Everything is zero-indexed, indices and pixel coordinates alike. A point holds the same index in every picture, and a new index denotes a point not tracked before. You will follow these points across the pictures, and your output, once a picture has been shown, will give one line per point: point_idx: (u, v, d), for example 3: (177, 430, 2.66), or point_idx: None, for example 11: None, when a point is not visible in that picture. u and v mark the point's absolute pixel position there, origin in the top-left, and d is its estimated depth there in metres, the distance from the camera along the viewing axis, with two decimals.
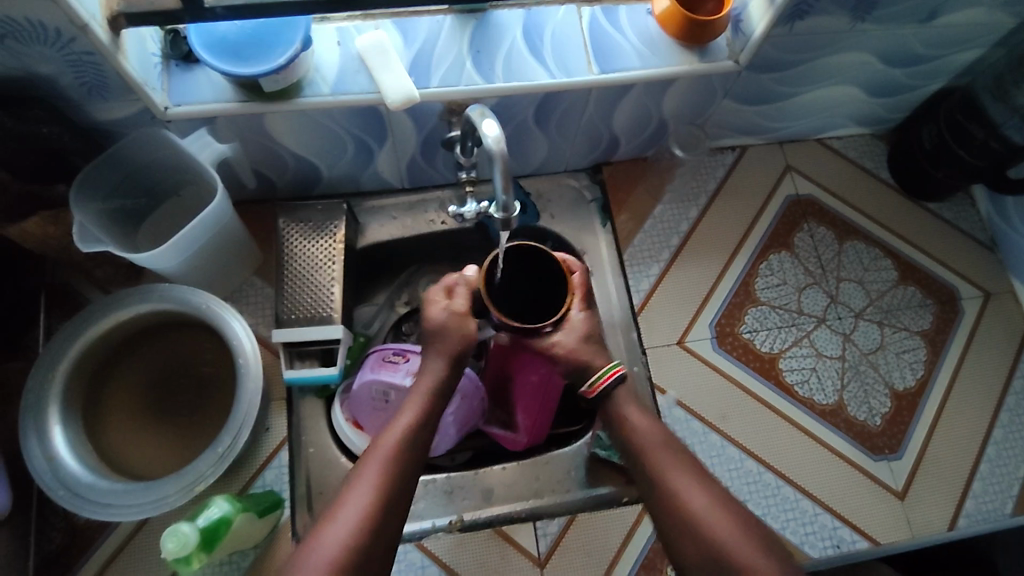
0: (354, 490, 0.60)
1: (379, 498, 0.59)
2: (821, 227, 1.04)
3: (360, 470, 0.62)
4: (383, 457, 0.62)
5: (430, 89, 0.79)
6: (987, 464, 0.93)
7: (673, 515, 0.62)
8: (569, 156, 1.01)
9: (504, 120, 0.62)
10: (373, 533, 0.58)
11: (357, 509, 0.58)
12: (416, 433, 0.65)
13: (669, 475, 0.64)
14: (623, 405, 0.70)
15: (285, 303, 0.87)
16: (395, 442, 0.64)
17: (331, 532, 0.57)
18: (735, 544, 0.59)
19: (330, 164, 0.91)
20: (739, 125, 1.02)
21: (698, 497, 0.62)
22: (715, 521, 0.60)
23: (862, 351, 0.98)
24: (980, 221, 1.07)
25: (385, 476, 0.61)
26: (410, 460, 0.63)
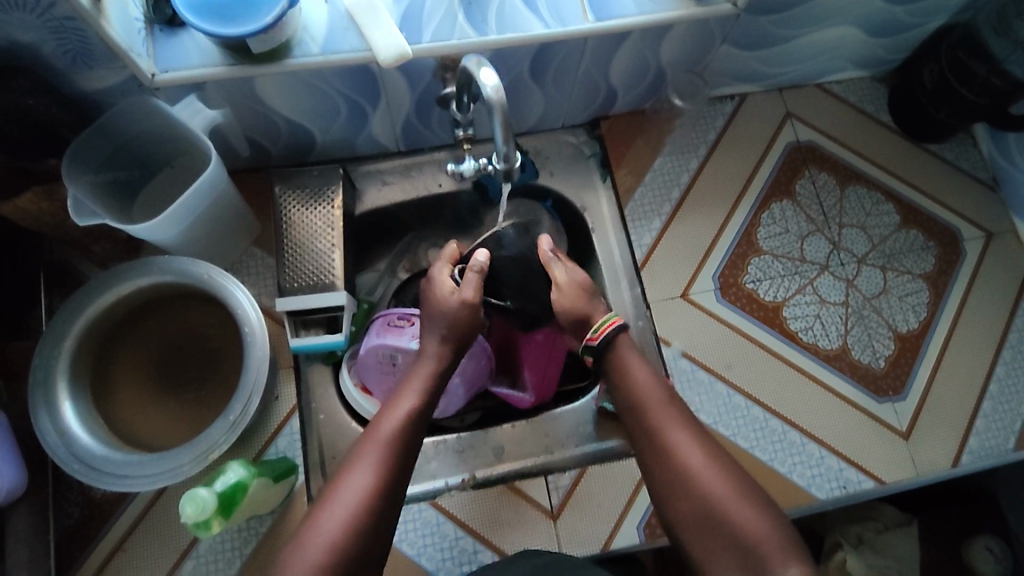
0: (353, 475, 0.62)
1: (376, 485, 0.62)
2: (822, 174, 1.03)
3: (358, 452, 0.64)
4: (382, 442, 0.65)
5: (422, 45, 0.77)
6: (990, 401, 0.95)
7: (671, 474, 0.66)
8: (566, 112, 1.00)
9: (502, 71, 0.60)
10: (374, 516, 0.60)
11: (355, 493, 0.61)
12: (415, 421, 0.68)
13: (672, 439, 0.68)
14: (627, 364, 0.75)
15: (287, 272, 0.87)
16: (394, 427, 0.66)
17: (331, 518, 0.59)
18: (734, 506, 0.62)
19: (323, 128, 0.90)
20: (739, 72, 1.00)
21: (699, 461, 0.65)
22: (713, 483, 0.64)
23: (865, 296, 0.98)
24: (982, 161, 1.06)
25: (384, 459, 0.63)
26: (408, 445, 0.66)
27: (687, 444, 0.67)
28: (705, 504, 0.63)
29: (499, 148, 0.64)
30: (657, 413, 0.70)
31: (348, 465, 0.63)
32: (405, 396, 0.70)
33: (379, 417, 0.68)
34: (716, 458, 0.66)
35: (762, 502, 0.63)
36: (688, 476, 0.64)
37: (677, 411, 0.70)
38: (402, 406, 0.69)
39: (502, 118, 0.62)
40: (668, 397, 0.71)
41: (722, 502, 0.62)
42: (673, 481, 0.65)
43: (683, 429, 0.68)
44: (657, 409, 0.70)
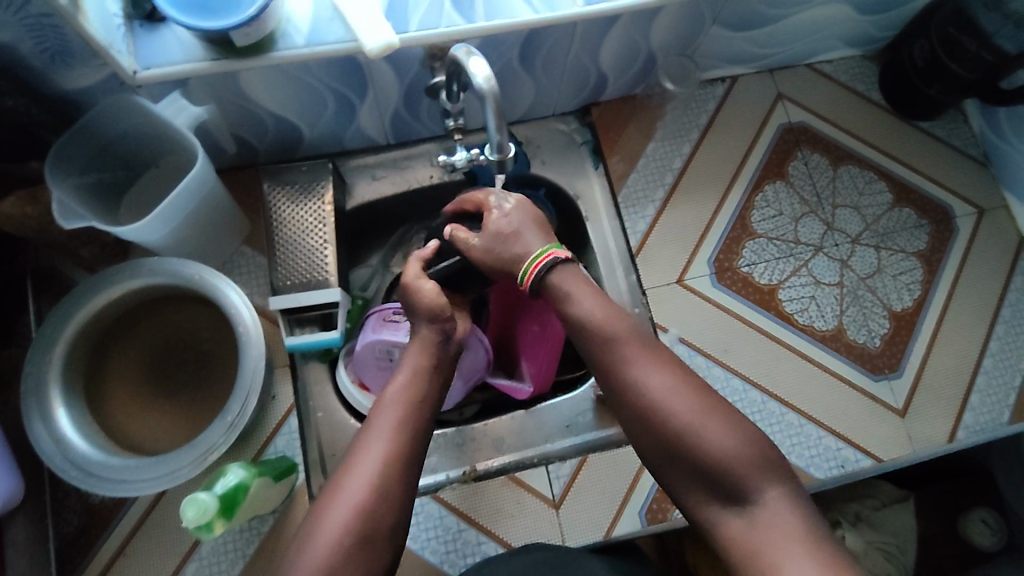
0: (353, 474, 0.60)
1: (377, 481, 0.60)
2: (814, 154, 1.03)
3: (369, 428, 0.64)
4: (392, 416, 0.65)
5: (409, 34, 0.75)
6: (984, 376, 0.95)
7: (633, 401, 0.63)
8: (557, 99, 0.98)
9: (493, 61, 0.59)
10: (393, 484, 0.61)
11: (372, 465, 0.61)
12: (412, 408, 0.66)
13: (626, 360, 0.64)
14: (573, 288, 0.70)
15: (279, 270, 0.86)
16: (402, 399, 0.66)
17: (334, 521, 0.58)
18: (696, 429, 0.60)
19: (311, 123, 0.88)
20: (729, 54, 0.99)
21: (659, 384, 0.62)
22: (673, 404, 0.61)
23: (860, 276, 0.99)
24: (973, 138, 1.06)
25: (397, 431, 0.64)
26: (419, 412, 0.66)
27: (643, 367, 0.64)
28: (669, 430, 0.61)
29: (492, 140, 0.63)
30: (611, 338, 0.66)
31: (348, 463, 0.62)
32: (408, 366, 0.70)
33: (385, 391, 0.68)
34: (674, 378, 0.63)
35: (730, 422, 0.61)
36: (650, 402, 0.62)
37: (631, 334, 0.66)
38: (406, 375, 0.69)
39: (494, 108, 0.60)
40: (619, 319, 0.67)
41: (685, 428, 0.60)
42: (632, 406, 0.63)
43: (640, 353, 0.65)
44: (610, 336, 0.66)
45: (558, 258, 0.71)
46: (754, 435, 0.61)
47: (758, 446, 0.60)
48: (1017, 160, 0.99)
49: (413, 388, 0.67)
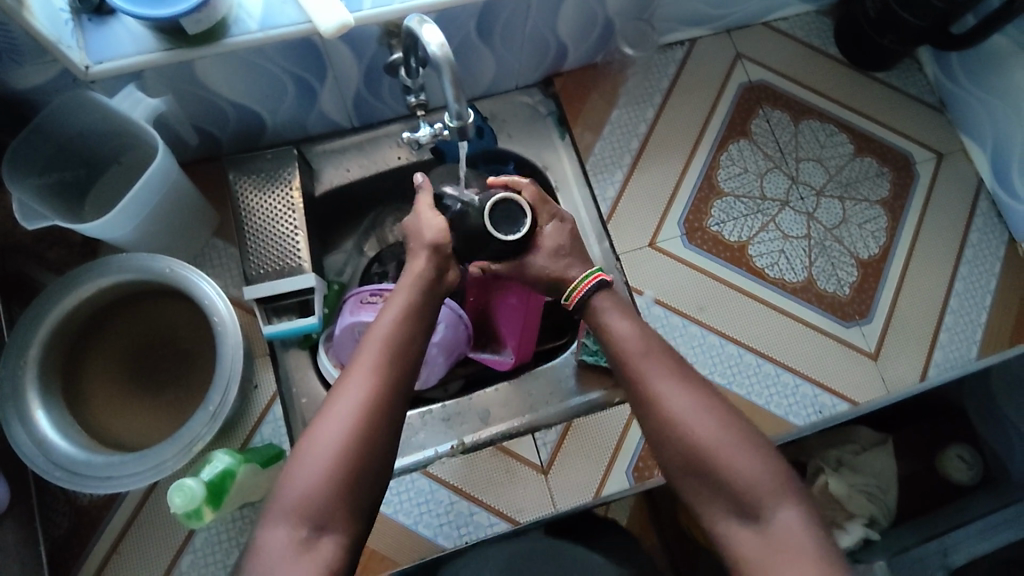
0: (342, 399, 0.59)
1: (368, 408, 0.58)
2: (776, 111, 1.05)
3: (355, 360, 0.62)
4: (380, 345, 0.63)
5: (363, 12, 0.75)
6: (951, 315, 0.98)
7: (657, 422, 0.62)
8: (518, 72, 0.99)
9: (447, 28, 0.59)
10: (380, 412, 0.59)
11: (357, 392, 0.59)
12: (404, 337, 0.64)
13: (653, 382, 0.63)
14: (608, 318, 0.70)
15: (251, 260, 0.86)
16: (389, 329, 0.64)
17: (321, 448, 0.56)
18: (722, 450, 0.59)
19: (272, 110, 0.88)
20: (685, 16, 1.00)
21: (685, 409, 0.61)
22: (699, 426, 0.60)
23: (826, 228, 1.01)
24: (928, 85, 1.09)
25: (382, 362, 0.61)
26: (406, 344, 0.64)
27: (670, 391, 0.62)
28: (694, 451, 0.60)
29: (449, 105, 0.62)
30: (639, 359, 0.65)
31: (338, 387, 0.60)
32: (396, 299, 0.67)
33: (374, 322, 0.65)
34: (698, 399, 0.62)
35: (757, 447, 0.60)
36: (676, 423, 0.61)
37: (659, 358, 0.65)
38: (395, 306, 0.66)
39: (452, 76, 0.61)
40: (647, 342, 0.66)
41: (709, 448, 0.59)
42: (654, 428, 0.62)
43: (667, 375, 0.63)
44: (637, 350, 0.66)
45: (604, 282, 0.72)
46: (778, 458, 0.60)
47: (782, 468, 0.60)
48: (972, 103, 1.02)
49: (404, 315, 0.66)
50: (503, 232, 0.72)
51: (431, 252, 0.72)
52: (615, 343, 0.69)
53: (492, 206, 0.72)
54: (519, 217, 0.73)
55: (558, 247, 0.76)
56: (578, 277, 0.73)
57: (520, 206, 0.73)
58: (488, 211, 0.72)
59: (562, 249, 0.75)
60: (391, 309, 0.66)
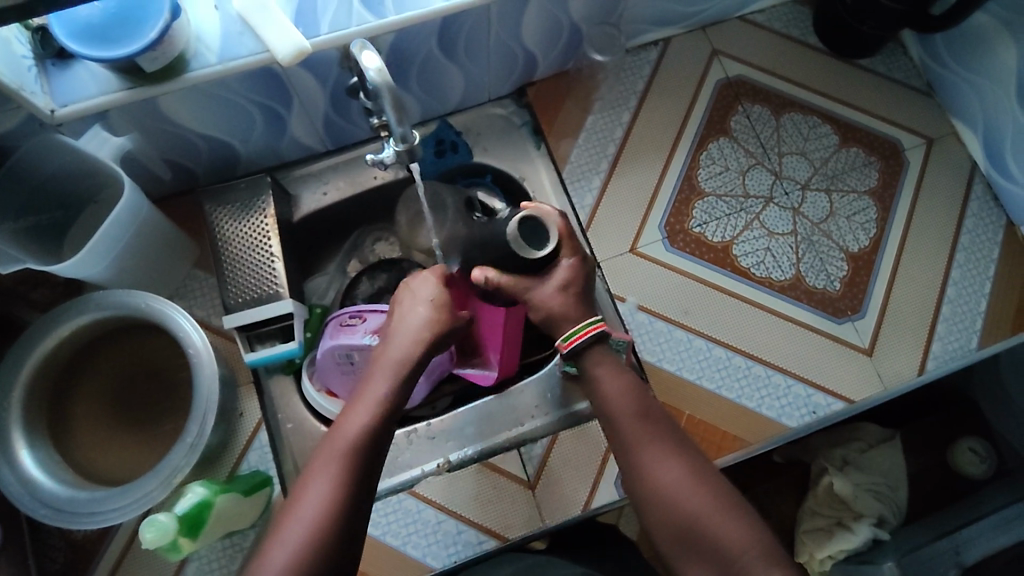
0: (309, 489, 0.58)
1: (331, 501, 0.57)
2: (756, 106, 1.02)
3: (324, 448, 0.61)
4: (343, 450, 0.60)
5: (321, 37, 0.76)
6: (948, 305, 0.96)
7: (646, 493, 0.63)
8: (488, 84, 0.98)
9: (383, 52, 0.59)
10: (342, 512, 0.57)
11: (315, 501, 0.57)
12: (373, 426, 0.62)
13: (641, 455, 0.64)
14: (597, 366, 0.69)
15: (229, 289, 0.86)
16: (358, 426, 0.61)
17: (282, 543, 0.55)
18: (709, 518, 0.59)
19: (243, 139, 0.89)
20: (655, 16, 0.98)
21: (669, 483, 0.61)
22: (687, 498, 0.61)
23: (813, 222, 0.98)
24: (914, 69, 1.05)
25: (344, 467, 0.59)
26: (376, 444, 0.61)
27: (659, 466, 0.63)
28: (678, 519, 0.60)
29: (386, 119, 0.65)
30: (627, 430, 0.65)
31: (306, 476, 0.59)
32: (370, 390, 0.65)
33: (342, 417, 0.63)
34: (679, 464, 0.63)
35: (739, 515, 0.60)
36: (659, 490, 0.62)
37: (644, 424, 0.66)
38: (369, 401, 0.64)
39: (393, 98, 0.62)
40: (636, 407, 0.67)
41: (698, 518, 0.60)
42: (643, 495, 0.63)
43: (654, 446, 0.64)
44: (615, 397, 0.67)
45: (604, 333, 0.70)
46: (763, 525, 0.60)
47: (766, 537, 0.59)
48: (960, 87, 1.00)
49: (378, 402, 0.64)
50: (522, 250, 0.68)
51: (419, 323, 0.69)
52: (596, 373, 0.69)
53: (516, 221, 0.68)
54: (544, 237, 0.69)
55: (568, 282, 0.71)
56: (577, 321, 0.70)
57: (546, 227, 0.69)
58: (514, 224, 0.68)
59: (571, 285, 0.71)
60: (364, 401, 0.64)
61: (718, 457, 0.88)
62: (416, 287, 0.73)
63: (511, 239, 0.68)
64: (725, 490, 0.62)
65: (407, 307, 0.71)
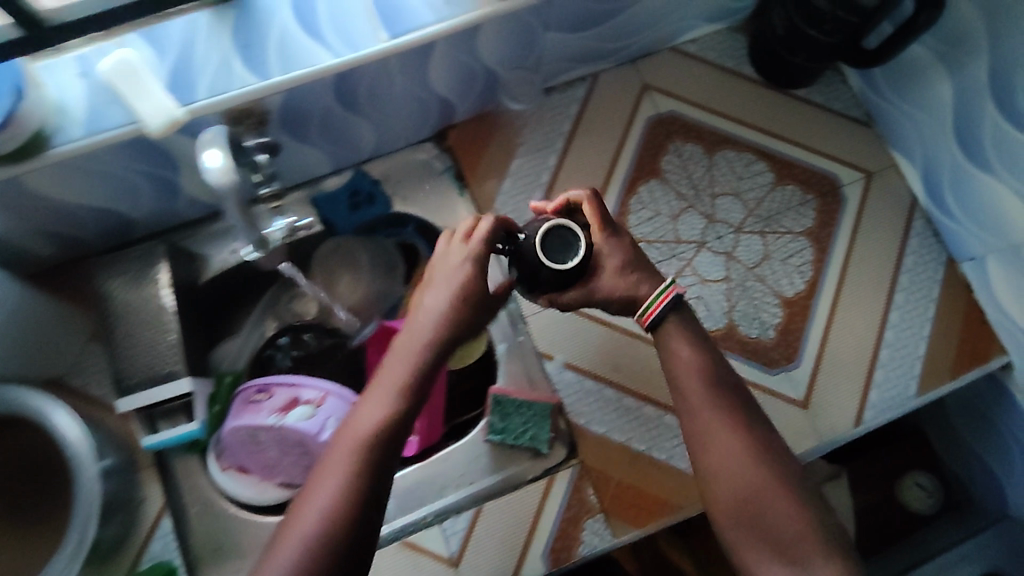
0: (317, 492, 0.55)
1: (340, 503, 0.55)
2: (688, 145, 0.98)
3: (336, 445, 0.58)
4: (354, 449, 0.57)
5: (198, 103, 0.69)
6: (887, 350, 0.92)
7: (712, 467, 0.64)
8: (403, 130, 0.92)
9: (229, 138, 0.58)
10: (349, 518, 0.55)
11: (320, 507, 0.54)
12: (386, 424, 0.59)
13: (707, 427, 0.65)
14: (671, 339, 0.69)
15: (124, 368, 0.81)
16: (368, 430, 0.58)
17: (288, 547, 0.53)
18: (773, 496, 0.61)
19: (132, 205, 0.82)
20: (578, 54, 0.93)
21: (732, 460, 0.63)
22: (753, 475, 0.62)
23: (746, 267, 0.94)
24: (854, 98, 1.01)
25: (354, 468, 0.56)
26: (387, 449, 0.58)
27: (724, 441, 0.64)
28: (744, 495, 0.61)
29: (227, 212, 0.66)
30: (691, 399, 0.66)
31: (315, 476, 0.57)
32: (384, 384, 0.61)
33: (354, 414, 0.60)
34: (743, 440, 0.64)
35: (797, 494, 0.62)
36: (725, 464, 0.63)
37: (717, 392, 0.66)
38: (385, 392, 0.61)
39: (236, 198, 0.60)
40: (707, 376, 0.67)
41: (761, 494, 0.61)
42: (709, 468, 0.64)
43: (724, 420, 0.65)
44: (682, 369, 0.68)
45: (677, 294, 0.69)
46: (818, 505, 0.62)
47: (817, 521, 0.60)
48: (898, 119, 0.95)
49: (393, 396, 0.60)
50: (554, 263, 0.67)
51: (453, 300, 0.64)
52: (672, 345, 0.69)
53: (541, 234, 0.68)
54: (572, 243, 0.68)
55: (623, 264, 0.71)
56: (651, 292, 0.70)
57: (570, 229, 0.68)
58: (540, 239, 0.68)
59: (628, 265, 0.72)
60: (376, 399, 0.60)
61: (650, 523, 0.84)
62: (448, 260, 0.67)
63: (540, 257, 0.67)
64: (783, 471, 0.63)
65: (440, 280, 0.66)
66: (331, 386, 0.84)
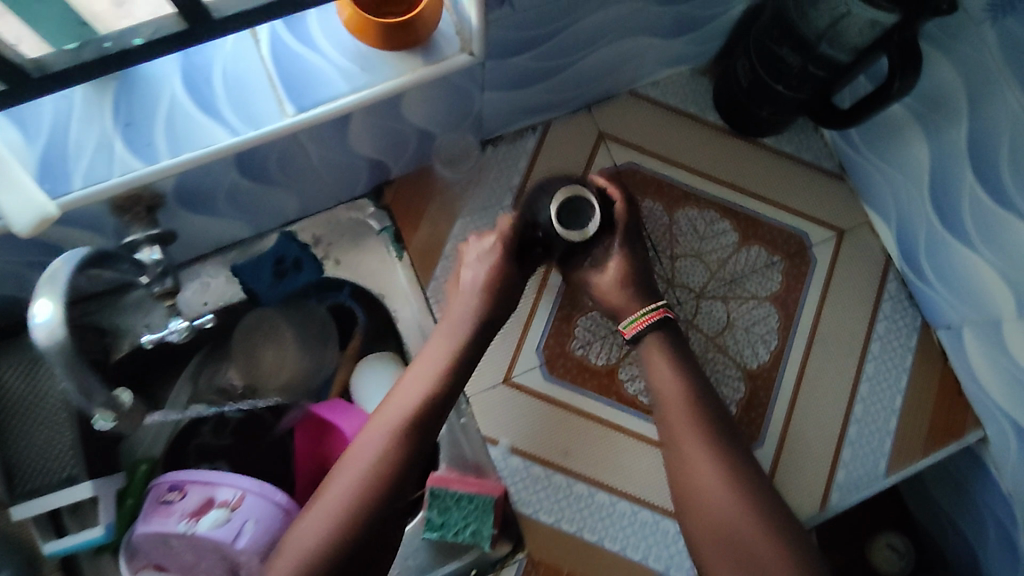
0: (371, 435, 0.67)
1: (393, 444, 0.67)
2: (646, 202, 0.90)
3: (390, 399, 0.71)
4: (406, 408, 0.69)
5: (72, 194, 0.60)
6: (856, 426, 0.86)
7: (686, 483, 0.68)
8: (332, 192, 0.84)
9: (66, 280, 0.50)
10: (400, 460, 0.66)
11: (375, 450, 0.66)
12: (431, 391, 0.70)
13: (685, 450, 0.69)
14: (652, 355, 0.75)
15: (14, 474, 0.73)
16: (414, 397, 0.70)
17: (347, 475, 0.65)
18: (746, 520, 0.64)
19: (23, 291, 0.74)
20: (525, 107, 0.84)
21: (708, 482, 0.67)
22: (726, 497, 0.66)
23: (708, 337, 0.87)
24: (826, 147, 0.93)
25: (405, 420, 0.68)
26: (431, 412, 0.70)
27: (700, 463, 0.68)
28: (717, 521, 0.65)
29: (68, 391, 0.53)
30: (672, 422, 0.71)
31: (368, 425, 0.69)
32: (428, 365, 0.72)
33: (400, 388, 0.71)
34: (715, 465, 0.68)
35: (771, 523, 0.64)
36: (698, 487, 0.67)
37: (693, 414, 0.71)
38: (429, 371, 0.72)
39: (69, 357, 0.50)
40: (687, 398, 0.72)
41: (736, 521, 0.64)
42: (685, 488, 0.68)
43: (699, 443, 0.69)
44: (665, 391, 0.73)
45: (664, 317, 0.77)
46: (793, 534, 0.64)
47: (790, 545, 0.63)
48: (873, 174, 0.88)
49: (435, 373, 0.71)
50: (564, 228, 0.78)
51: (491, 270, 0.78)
52: (650, 360, 0.75)
53: (558, 203, 0.79)
54: (585, 215, 0.79)
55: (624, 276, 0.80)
56: (640, 309, 0.77)
57: (587, 203, 0.79)
58: (557, 205, 0.78)
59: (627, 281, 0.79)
60: (419, 373, 0.72)
61: None
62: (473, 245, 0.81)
63: (553, 220, 0.78)
64: (752, 499, 0.66)
65: (477, 259, 0.79)
66: (248, 486, 0.76)
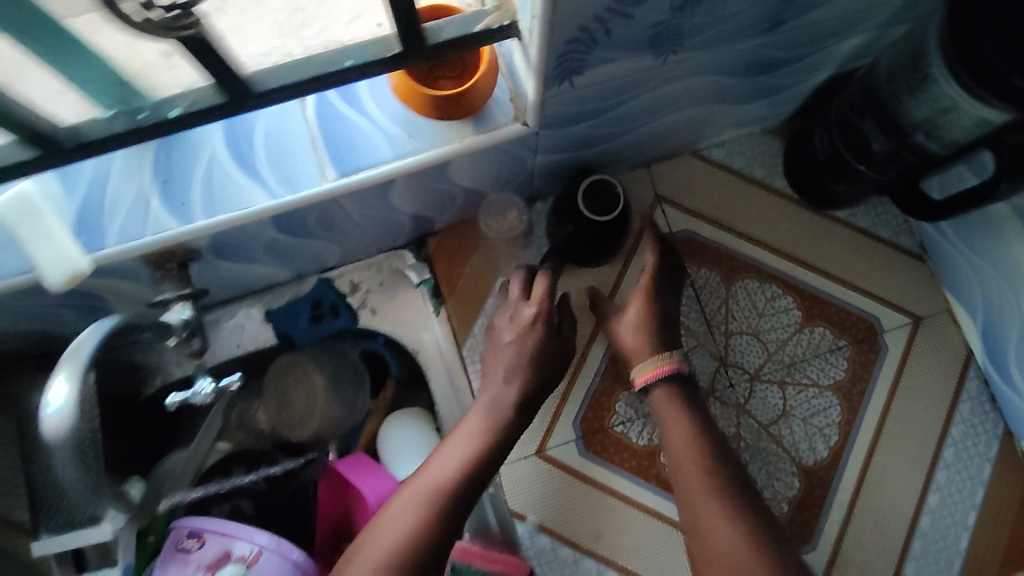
0: (393, 516, 0.60)
1: (416, 530, 0.58)
2: (702, 272, 0.84)
3: (416, 477, 0.64)
4: (433, 487, 0.62)
5: (106, 249, 0.59)
6: (921, 540, 0.78)
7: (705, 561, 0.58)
8: (373, 242, 0.81)
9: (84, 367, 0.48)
10: (423, 547, 0.58)
11: (395, 536, 0.58)
12: (461, 469, 0.64)
13: (698, 509, 0.60)
14: (664, 406, 0.68)
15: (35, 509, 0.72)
16: (443, 477, 0.63)
17: (364, 561, 0.56)
18: None
19: (63, 326, 0.74)
20: (579, 168, 0.80)
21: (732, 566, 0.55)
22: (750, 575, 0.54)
23: (760, 425, 0.81)
24: (907, 224, 0.85)
25: (432, 502, 0.60)
26: (462, 492, 0.63)
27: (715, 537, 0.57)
28: None
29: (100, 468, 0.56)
30: (684, 471, 0.63)
31: (391, 503, 0.61)
32: (461, 437, 0.66)
33: (431, 462, 0.65)
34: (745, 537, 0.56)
35: None
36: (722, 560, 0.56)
37: (700, 457, 0.63)
38: (462, 445, 0.66)
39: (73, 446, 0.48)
40: (695, 442, 0.64)
41: None
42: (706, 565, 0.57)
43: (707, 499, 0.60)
44: (675, 441, 0.65)
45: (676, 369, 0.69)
46: None
47: None
48: (956, 261, 0.80)
49: (469, 449, 0.65)
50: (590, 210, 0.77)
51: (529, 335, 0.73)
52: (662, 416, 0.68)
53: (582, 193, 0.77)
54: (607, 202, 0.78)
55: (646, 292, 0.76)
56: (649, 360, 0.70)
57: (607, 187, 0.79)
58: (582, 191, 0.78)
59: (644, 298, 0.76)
60: (452, 448, 0.66)
61: None
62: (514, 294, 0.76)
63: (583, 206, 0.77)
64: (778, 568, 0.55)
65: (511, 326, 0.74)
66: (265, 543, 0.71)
